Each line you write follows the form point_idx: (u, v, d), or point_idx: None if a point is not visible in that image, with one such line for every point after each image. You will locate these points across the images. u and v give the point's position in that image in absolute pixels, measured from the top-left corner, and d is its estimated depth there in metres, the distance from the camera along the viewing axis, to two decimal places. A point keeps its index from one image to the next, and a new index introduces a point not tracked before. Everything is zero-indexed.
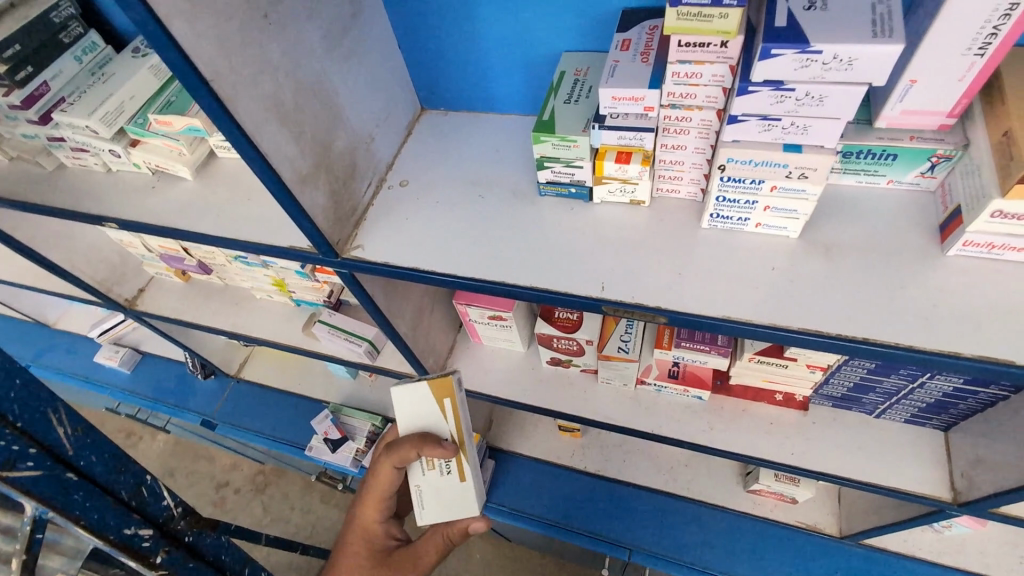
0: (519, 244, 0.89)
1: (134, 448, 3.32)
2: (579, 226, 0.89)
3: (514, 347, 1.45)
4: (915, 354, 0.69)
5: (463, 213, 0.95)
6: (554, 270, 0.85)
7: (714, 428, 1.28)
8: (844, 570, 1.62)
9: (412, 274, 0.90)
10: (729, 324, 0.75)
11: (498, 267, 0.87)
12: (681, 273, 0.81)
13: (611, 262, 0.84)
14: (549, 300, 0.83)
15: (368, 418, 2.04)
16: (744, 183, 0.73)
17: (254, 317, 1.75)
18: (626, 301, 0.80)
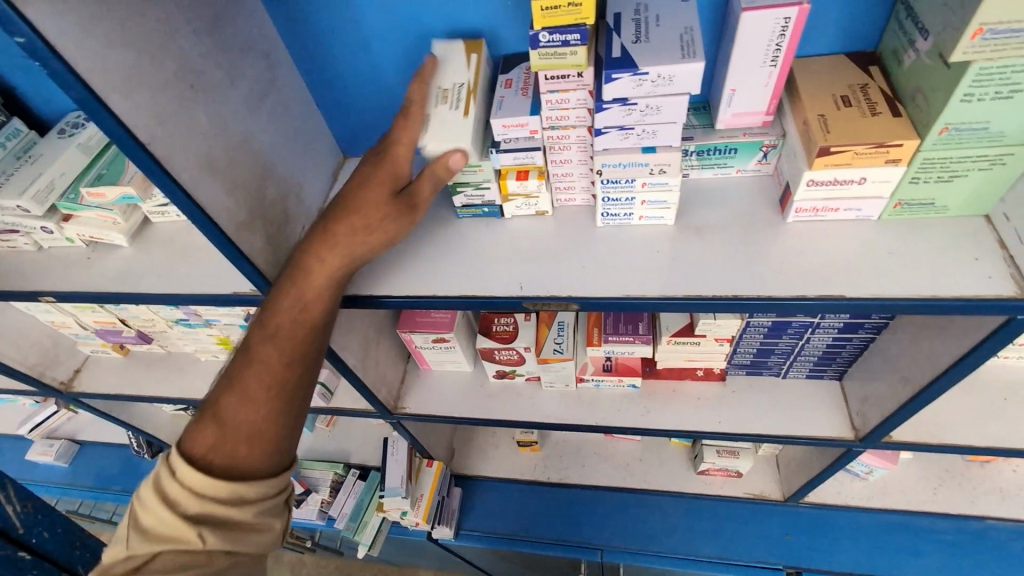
0: (444, 261, 1.01)
1: None
2: (495, 239, 1.02)
3: (461, 367, 1.54)
4: (774, 302, 0.84)
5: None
6: (477, 279, 0.97)
7: (651, 411, 1.41)
8: (793, 530, 1.77)
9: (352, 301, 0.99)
10: (629, 302, 0.89)
11: (429, 283, 0.98)
12: (584, 266, 0.95)
13: (524, 264, 0.97)
14: (477, 305, 0.95)
15: (330, 468, 2.04)
16: (619, 183, 0.88)
17: (200, 380, 1.75)
18: (542, 295, 0.92)
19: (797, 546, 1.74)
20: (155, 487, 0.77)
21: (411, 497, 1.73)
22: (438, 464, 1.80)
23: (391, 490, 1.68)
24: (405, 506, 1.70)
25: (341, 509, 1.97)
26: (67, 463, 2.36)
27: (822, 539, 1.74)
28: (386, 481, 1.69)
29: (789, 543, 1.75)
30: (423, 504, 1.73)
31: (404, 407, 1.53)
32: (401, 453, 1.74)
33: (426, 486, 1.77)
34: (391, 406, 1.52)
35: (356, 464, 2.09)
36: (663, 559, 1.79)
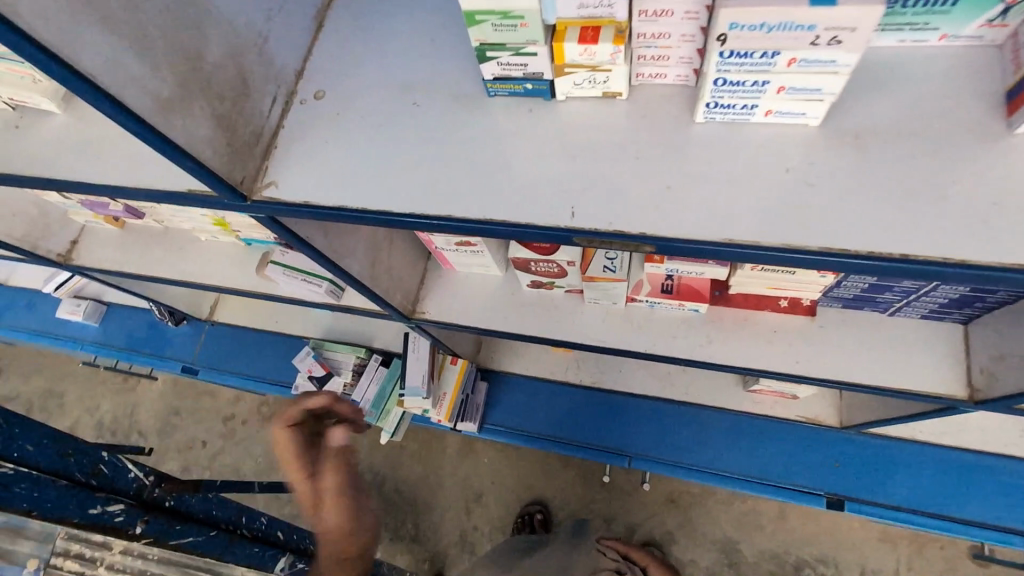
0: (464, 164, 0.71)
1: (133, 392, 3.31)
2: (539, 133, 0.70)
3: (489, 271, 1.31)
4: (965, 271, 0.55)
5: (393, 128, 0.75)
6: (509, 195, 0.68)
7: (713, 342, 1.18)
8: (841, 457, 1.63)
9: (341, 214, 0.73)
10: (731, 250, 0.60)
11: (442, 196, 0.70)
12: (667, 185, 0.64)
13: (578, 175, 0.67)
14: (508, 234, 0.68)
15: (352, 352, 1.96)
16: (749, 57, 0.54)
17: (202, 262, 1.57)
18: (602, 229, 0.64)
19: (843, 474, 1.61)
20: None
21: (433, 396, 1.64)
22: (462, 363, 1.67)
23: (413, 391, 1.57)
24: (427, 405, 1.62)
25: (364, 394, 1.92)
26: (98, 323, 2.37)
27: (875, 469, 1.60)
28: (407, 381, 1.58)
29: (837, 470, 1.62)
30: (446, 404, 1.64)
31: (423, 313, 1.35)
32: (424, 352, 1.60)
33: (449, 385, 1.66)
34: (408, 311, 1.33)
35: (379, 349, 2.01)
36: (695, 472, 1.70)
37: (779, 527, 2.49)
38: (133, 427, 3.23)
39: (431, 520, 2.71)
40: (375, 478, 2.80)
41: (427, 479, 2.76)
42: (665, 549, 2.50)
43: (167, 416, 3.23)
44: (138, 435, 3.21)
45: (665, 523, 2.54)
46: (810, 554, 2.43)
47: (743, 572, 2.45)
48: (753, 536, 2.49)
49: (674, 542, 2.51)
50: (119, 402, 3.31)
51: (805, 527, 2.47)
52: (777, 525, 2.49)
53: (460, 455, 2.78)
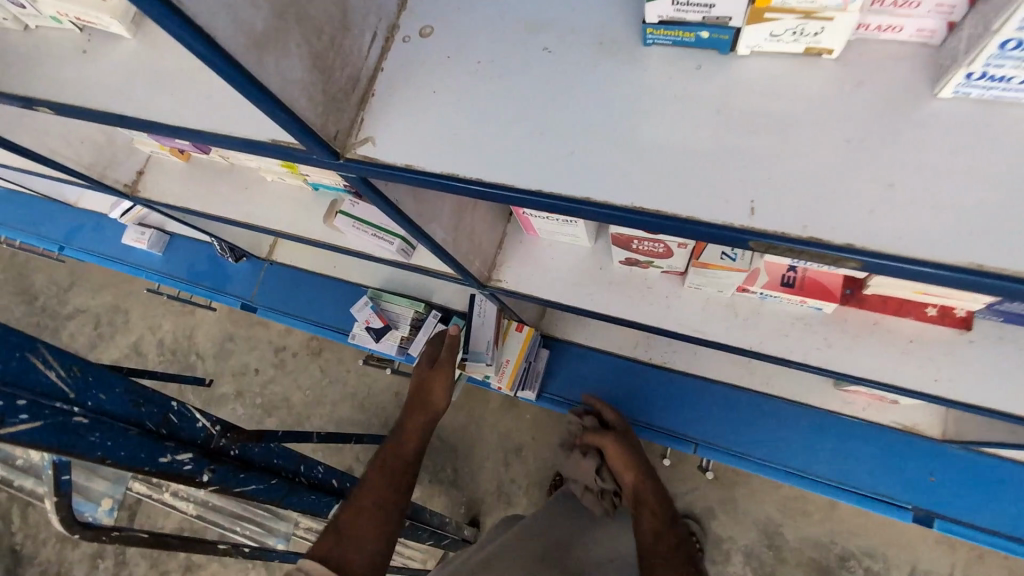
0: (606, 131, 0.57)
1: (191, 315, 3.41)
2: (706, 97, 0.56)
3: (577, 242, 1.18)
4: None
5: (517, 79, 0.62)
6: (666, 178, 0.55)
7: (832, 346, 1.02)
8: (937, 471, 1.48)
9: (453, 184, 0.61)
10: (981, 281, 0.47)
11: (577, 171, 0.57)
12: (889, 183, 0.50)
13: (759, 158, 0.53)
14: (660, 228, 0.54)
15: (410, 305, 1.90)
16: None
17: (266, 205, 1.49)
18: (796, 234, 0.50)
19: (937, 489, 1.47)
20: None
21: (495, 362, 1.56)
22: (529, 331, 1.58)
23: (475, 356, 1.49)
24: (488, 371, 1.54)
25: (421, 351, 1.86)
26: (161, 252, 2.38)
27: (976, 488, 1.45)
28: (470, 345, 1.49)
29: (933, 485, 1.47)
30: (508, 371, 1.57)
31: (499, 281, 1.24)
32: (489, 317, 1.50)
33: (513, 351, 1.58)
34: (483, 279, 1.23)
35: (438, 305, 1.94)
36: (768, 468, 1.59)
37: (828, 516, 2.39)
38: (191, 349, 3.35)
39: (468, 466, 2.72)
40: None
41: (468, 429, 2.77)
42: (704, 524, 2.45)
43: (222, 342, 3.32)
44: (195, 356, 3.34)
45: (706, 498, 2.47)
46: (856, 546, 2.34)
47: (783, 556, 2.38)
48: (799, 522, 2.40)
49: (714, 518, 2.46)
50: (179, 324, 3.42)
51: (856, 520, 2.36)
52: (826, 513, 2.39)
53: (503, 409, 2.75)
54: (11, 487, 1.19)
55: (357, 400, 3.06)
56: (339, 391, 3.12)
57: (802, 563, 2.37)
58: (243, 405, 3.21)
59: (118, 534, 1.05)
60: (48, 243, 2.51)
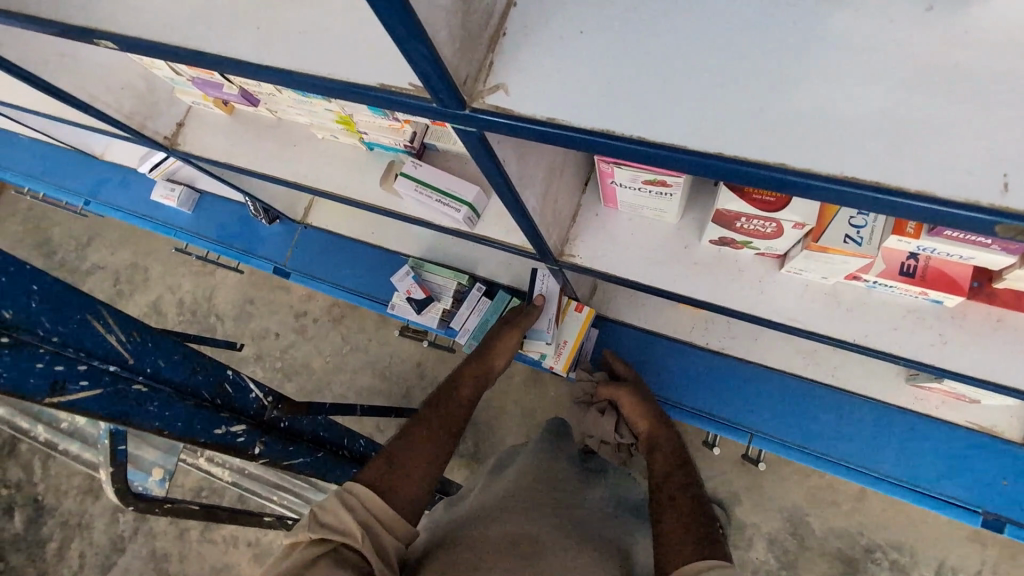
0: (805, 87, 0.50)
1: (211, 276, 3.35)
2: (930, 49, 0.49)
3: (662, 216, 1.09)
4: None
5: (690, 20, 0.53)
6: (878, 144, 0.48)
7: (949, 344, 0.93)
8: (1012, 475, 1.40)
9: (612, 146, 0.53)
10: None
11: (767, 133, 0.50)
12: None
13: (996, 124, 0.46)
14: (867, 203, 0.48)
15: (453, 277, 1.82)
16: None
17: (314, 163, 1.40)
18: None
19: (1011, 494, 1.40)
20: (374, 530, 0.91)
21: (552, 343, 1.50)
22: (588, 312, 1.50)
23: (537, 335, 1.48)
24: (545, 350, 1.50)
25: (464, 324, 1.79)
26: (190, 211, 2.30)
27: None
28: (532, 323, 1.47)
29: (1004, 489, 1.40)
30: (565, 353, 1.50)
31: (572, 257, 1.14)
32: (551, 295, 1.47)
33: (572, 333, 1.51)
34: (556, 253, 1.14)
35: (482, 278, 1.86)
36: (827, 462, 1.54)
37: (857, 507, 2.34)
38: (210, 309, 3.31)
39: (489, 440, 2.69)
40: None
41: (493, 403, 2.72)
42: (729, 509, 2.41)
43: (243, 304, 3.27)
44: (215, 317, 3.29)
45: (733, 484, 2.42)
46: (884, 540, 2.30)
47: (808, 544, 2.35)
48: (826, 512, 2.36)
49: (739, 503, 2.41)
50: (199, 284, 3.36)
51: (887, 513, 2.32)
52: (855, 505, 2.33)
53: (528, 385, 2.69)
54: (55, 449, 1.14)
55: (379, 369, 3.02)
56: (360, 359, 3.07)
57: (826, 553, 2.33)
58: (262, 368, 3.18)
59: (171, 506, 1.01)
60: (73, 195, 2.44)
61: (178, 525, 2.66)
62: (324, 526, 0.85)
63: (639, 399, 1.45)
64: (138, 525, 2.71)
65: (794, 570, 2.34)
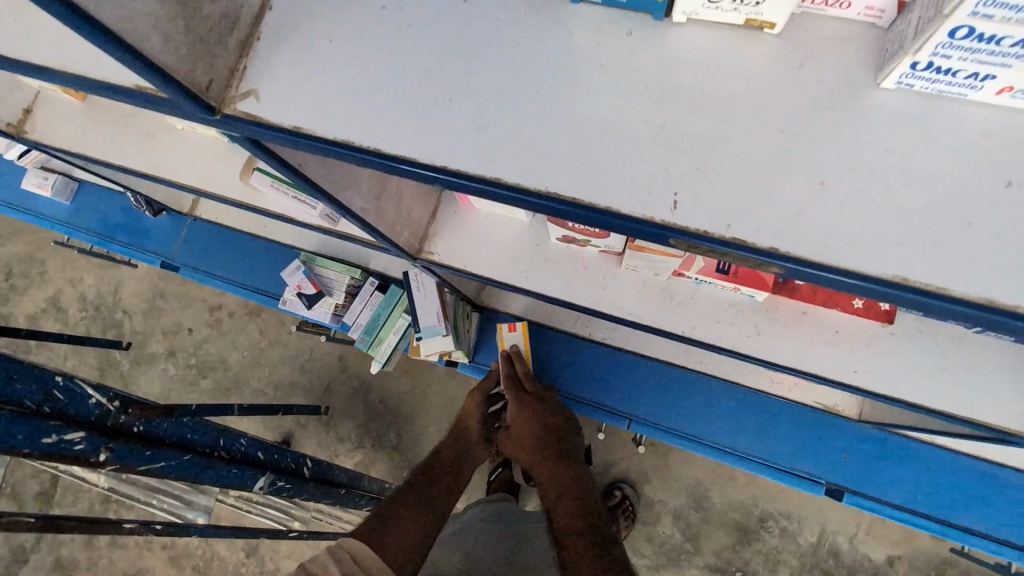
0: (534, 105, 0.49)
1: (116, 269, 3.14)
2: (627, 78, 0.48)
3: (514, 214, 1.11)
4: None
5: (428, 29, 0.53)
6: (608, 163, 0.47)
7: (762, 333, 1.02)
8: (851, 450, 1.53)
9: (372, 161, 0.52)
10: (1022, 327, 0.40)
11: (475, 148, 0.50)
12: (860, 207, 0.42)
13: (702, 147, 0.46)
14: (571, 218, 0.48)
15: (345, 271, 1.80)
16: (985, 43, 0.37)
17: (174, 156, 1.33)
18: (814, 263, 0.43)
19: (850, 467, 1.53)
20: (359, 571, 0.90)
21: None
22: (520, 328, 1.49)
23: (430, 331, 1.46)
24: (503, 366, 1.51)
25: (357, 319, 1.80)
26: (68, 201, 2.14)
27: (881, 474, 1.52)
28: (421, 321, 1.46)
29: (844, 463, 1.54)
30: None
31: (431, 254, 1.16)
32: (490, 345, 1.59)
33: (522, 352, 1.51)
34: (413, 251, 1.14)
35: (375, 272, 1.84)
36: (697, 443, 1.64)
37: (753, 481, 2.48)
38: (116, 304, 3.11)
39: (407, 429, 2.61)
40: (363, 384, 2.86)
41: (414, 394, 2.80)
42: (638, 488, 2.52)
43: (151, 298, 3.09)
44: (122, 313, 3.10)
45: (641, 464, 2.54)
46: (776, 509, 2.46)
47: (709, 517, 2.49)
48: (726, 486, 2.50)
49: (648, 481, 2.52)
50: (102, 277, 3.15)
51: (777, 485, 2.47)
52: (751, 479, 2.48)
53: (449, 376, 2.77)
54: None
55: (299, 363, 2.93)
56: (279, 354, 2.96)
57: (725, 525, 2.47)
58: (175, 365, 3.02)
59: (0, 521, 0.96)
60: None
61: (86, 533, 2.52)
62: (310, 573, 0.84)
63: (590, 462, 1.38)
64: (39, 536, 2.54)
65: (698, 541, 2.48)
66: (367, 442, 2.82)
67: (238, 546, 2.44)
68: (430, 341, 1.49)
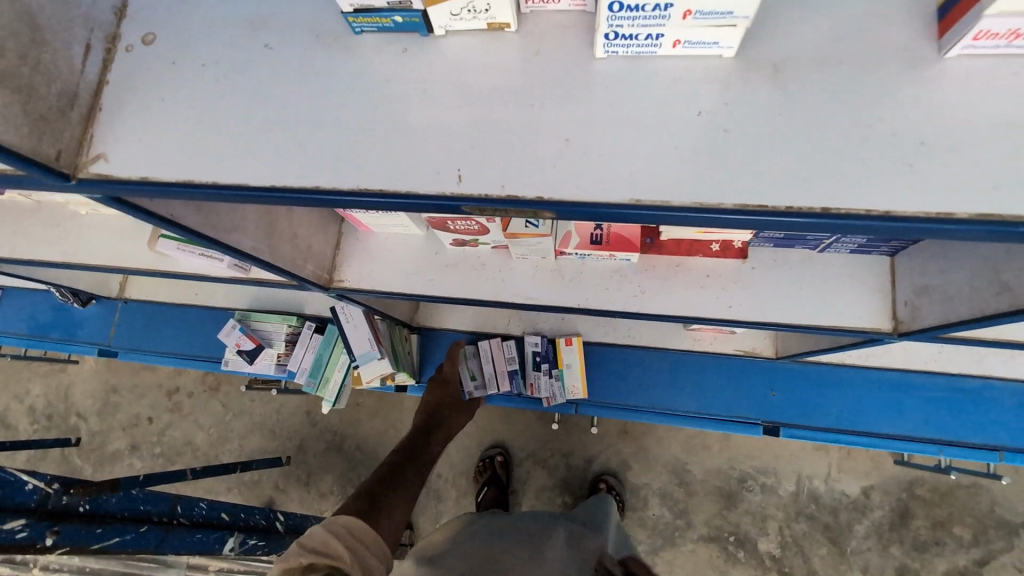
0: (341, 119, 0.59)
1: (63, 374, 3.08)
2: (408, 86, 0.59)
3: (410, 231, 1.19)
4: (832, 219, 0.49)
5: (244, 76, 0.62)
6: (403, 153, 0.57)
7: (647, 292, 1.13)
8: (777, 386, 1.67)
9: (219, 193, 0.60)
10: (747, 217, 0.50)
11: (299, 163, 0.59)
12: (598, 149, 0.53)
13: (472, 127, 0.56)
14: (411, 207, 0.57)
15: (282, 321, 1.84)
16: (641, 11, 0.48)
17: (83, 239, 1.37)
18: (578, 202, 0.53)
19: (780, 401, 1.66)
20: (354, 536, 0.92)
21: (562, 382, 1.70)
22: (577, 341, 1.68)
23: (365, 357, 1.52)
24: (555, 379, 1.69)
25: (301, 365, 1.83)
26: None
27: (807, 401, 1.65)
28: (356, 350, 1.53)
29: (773, 399, 1.67)
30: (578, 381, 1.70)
31: (342, 282, 1.23)
32: (495, 352, 1.73)
33: (573, 364, 1.70)
34: (324, 282, 1.21)
35: (313, 316, 1.89)
36: (644, 412, 1.73)
37: (725, 445, 2.47)
38: (69, 409, 3.03)
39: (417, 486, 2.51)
40: (335, 435, 2.82)
41: (385, 434, 2.79)
42: (620, 476, 2.48)
43: (103, 396, 3.03)
44: (76, 417, 3.02)
45: (620, 453, 2.50)
46: (752, 468, 2.44)
47: (693, 490, 2.45)
48: (702, 456, 2.48)
49: (628, 469, 2.49)
50: (50, 384, 3.09)
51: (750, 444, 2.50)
52: (723, 444, 2.47)
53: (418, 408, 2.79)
54: None
55: (267, 428, 2.88)
56: (243, 424, 2.92)
57: (710, 493, 2.44)
58: (140, 458, 2.94)
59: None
60: None
61: None
62: (313, 551, 0.86)
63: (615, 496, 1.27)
64: None
65: (687, 517, 2.43)
66: (350, 493, 2.76)
67: None
68: (368, 368, 1.55)
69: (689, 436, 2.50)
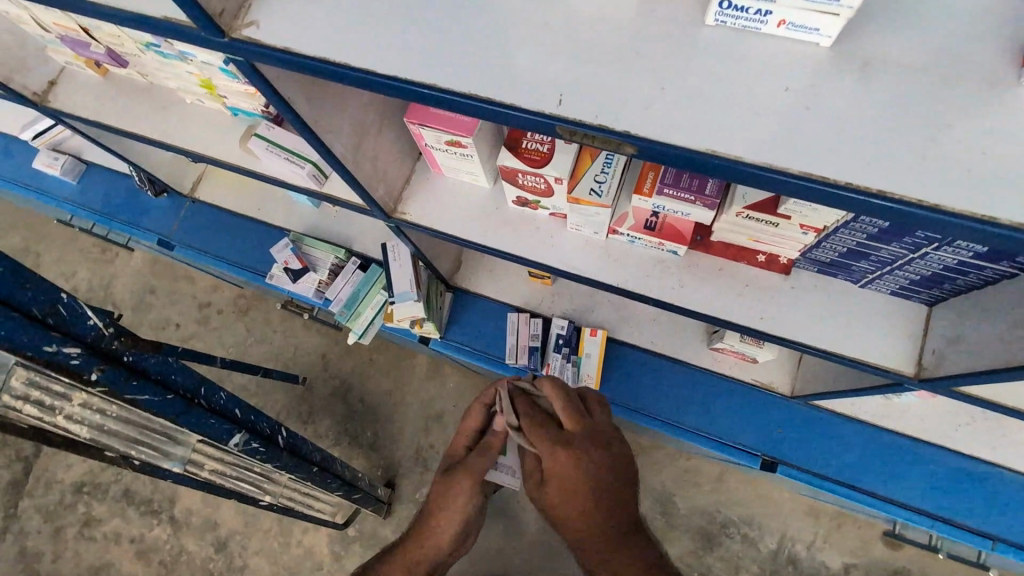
0: (467, 33, 0.67)
1: (111, 265, 3.26)
2: (533, 17, 0.66)
3: (478, 181, 1.27)
4: (883, 201, 0.55)
5: None
6: (515, 71, 0.64)
7: (682, 288, 1.19)
8: (784, 424, 1.69)
9: (345, 75, 0.69)
10: (804, 183, 0.56)
11: (422, 62, 0.67)
12: (688, 102, 0.60)
13: (581, 61, 0.63)
14: (510, 119, 0.64)
15: (330, 251, 1.94)
16: None
17: (182, 126, 1.50)
18: (658, 142, 0.60)
19: (784, 439, 1.69)
20: None
21: (578, 368, 1.75)
22: (602, 334, 1.72)
23: (401, 297, 1.60)
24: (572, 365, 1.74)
25: (338, 294, 1.93)
26: (75, 181, 2.29)
27: (811, 445, 1.67)
28: (395, 287, 1.61)
29: (777, 435, 1.69)
30: (592, 373, 1.74)
31: (403, 214, 1.31)
32: (522, 326, 1.79)
33: (592, 356, 1.74)
34: (388, 210, 1.30)
35: (358, 253, 1.98)
36: (648, 418, 1.77)
37: (717, 487, 2.46)
38: (107, 298, 3.21)
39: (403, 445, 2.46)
40: (344, 382, 2.92)
41: (392, 393, 2.87)
42: None
43: (141, 294, 3.19)
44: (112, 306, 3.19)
45: None
46: (738, 515, 2.43)
47: (674, 523, 2.45)
48: (691, 492, 2.47)
49: None
50: (95, 272, 3.26)
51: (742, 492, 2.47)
52: (715, 485, 2.46)
53: (428, 376, 2.86)
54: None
55: (282, 360, 2.99)
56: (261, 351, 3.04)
57: (690, 530, 2.44)
58: None
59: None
60: None
61: (54, 524, 2.62)
62: None
63: (602, 494, 1.04)
64: (7, 525, 2.65)
65: (662, 548, 2.42)
66: (344, 440, 2.84)
67: (207, 541, 2.54)
68: (402, 308, 1.63)
69: (683, 469, 2.50)
